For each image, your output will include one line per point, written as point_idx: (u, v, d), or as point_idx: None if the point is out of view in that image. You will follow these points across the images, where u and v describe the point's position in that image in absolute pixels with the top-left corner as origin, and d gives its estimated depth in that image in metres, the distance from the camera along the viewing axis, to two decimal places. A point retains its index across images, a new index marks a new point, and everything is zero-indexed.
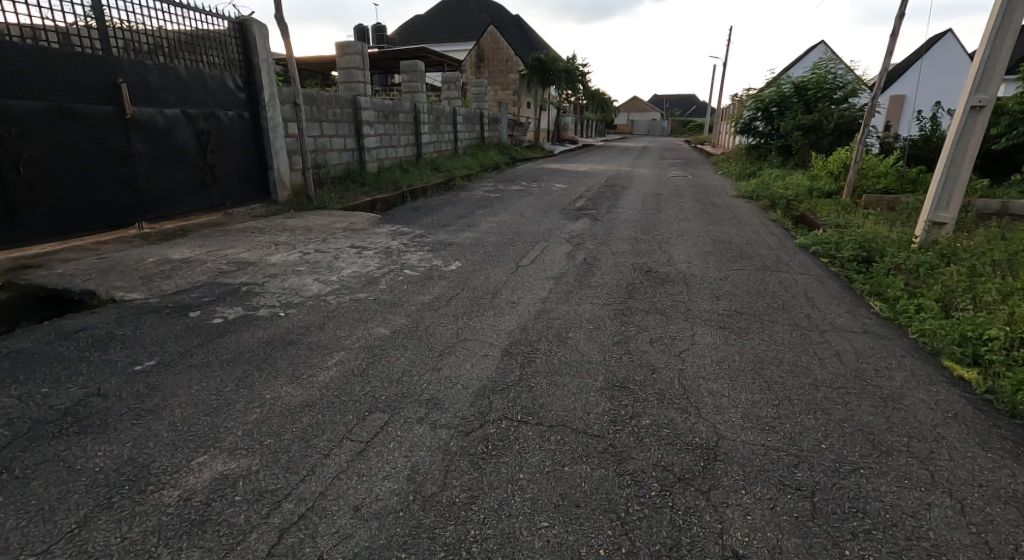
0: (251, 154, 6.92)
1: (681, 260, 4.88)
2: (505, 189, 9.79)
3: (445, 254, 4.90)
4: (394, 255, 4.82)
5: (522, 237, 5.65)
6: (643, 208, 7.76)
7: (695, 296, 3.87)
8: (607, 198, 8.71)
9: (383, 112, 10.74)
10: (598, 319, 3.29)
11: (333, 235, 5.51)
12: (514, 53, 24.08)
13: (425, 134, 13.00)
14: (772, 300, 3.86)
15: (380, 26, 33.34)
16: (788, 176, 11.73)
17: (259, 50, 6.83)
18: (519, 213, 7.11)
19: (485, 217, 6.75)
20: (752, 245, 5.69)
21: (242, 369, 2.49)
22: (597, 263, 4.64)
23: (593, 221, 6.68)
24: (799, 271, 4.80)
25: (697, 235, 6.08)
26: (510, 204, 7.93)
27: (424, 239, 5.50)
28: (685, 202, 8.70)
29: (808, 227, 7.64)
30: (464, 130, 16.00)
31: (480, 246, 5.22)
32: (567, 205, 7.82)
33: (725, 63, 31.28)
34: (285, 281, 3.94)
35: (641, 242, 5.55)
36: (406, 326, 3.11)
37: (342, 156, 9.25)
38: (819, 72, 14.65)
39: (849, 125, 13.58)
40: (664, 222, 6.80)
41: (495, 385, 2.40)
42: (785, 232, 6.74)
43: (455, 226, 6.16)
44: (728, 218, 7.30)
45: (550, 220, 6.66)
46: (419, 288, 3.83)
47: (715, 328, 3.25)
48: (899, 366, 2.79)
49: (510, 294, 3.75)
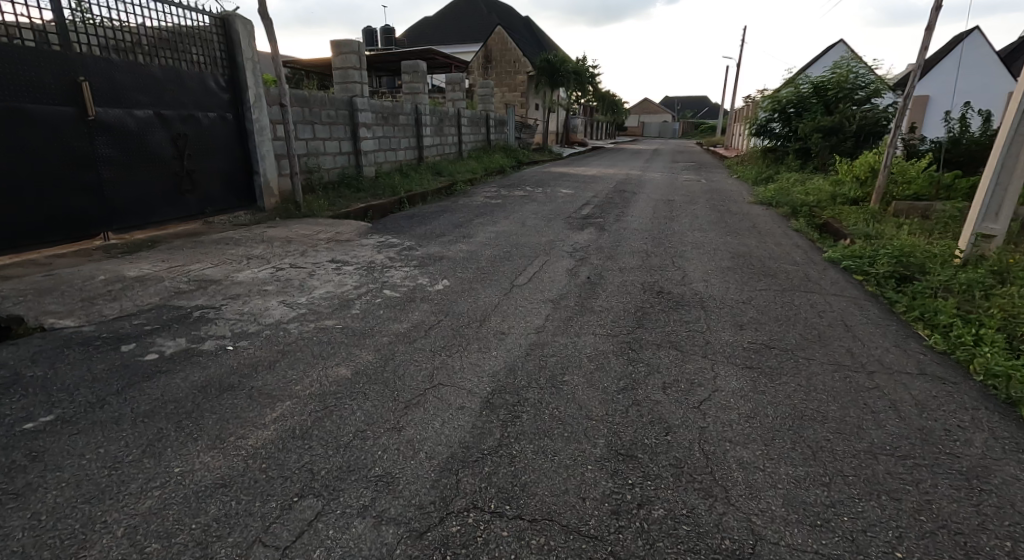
0: (234, 158, 6.50)
1: (695, 278, 4.35)
2: (508, 194, 9.33)
3: (435, 269, 4.45)
4: (378, 271, 4.36)
5: (521, 250, 5.18)
6: (655, 216, 7.24)
7: (714, 325, 3.35)
8: (615, 204, 8.19)
9: (383, 114, 10.31)
10: (600, 357, 2.79)
11: (314, 247, 5.06)
12: (522, 55, 23.61)
13: (428, 137, 12.57)
14: (803, 330, 3.33)
15: (387, 28, 33.02)
16: (809, 180, 11.18)
17: (244, 48, 6.41)
18: (520, 222, 6.66)
19: (483, 226, 6.30)
20: (775, 260, 5.15)
21: (156, 427, 2.00)
22: (601, 282, 4.13)
23: (599, 231, 6.19)
24: (830, 291, 4.28)
25: (713, 247, 5.55)
26: (513, 211, 7.48)
27: (414, 251, 5.05)
28: (700, 209, 8.15)
29: (834, 236, 7.10)
30: (468, 132, 15.56)
31: (474, 261, 4.76)
32: (572, 213, 7.33)
33: (738, 64, 30.59)
34: (248, 303, 3.48)
35: (651, 256, 5.04)
36: (372, 364, 2.63)
37: (337, 161, 8.83)
38: (840, 72, 13.99)
39: (872, 127, 12.95)
40: (676, 232, 6.27)
41: (467, 455, 1.91)
42: (808, 243, 6.19)
43: (450, 236, 5.71)
44: (745, 228, 6.76)
45: (553, 230, 6.18)
46: (397, 314, 3.36)
47: (740, 369, 2.74)
48: (972, 426, 2.27)
49: (500, 321, 3.26)
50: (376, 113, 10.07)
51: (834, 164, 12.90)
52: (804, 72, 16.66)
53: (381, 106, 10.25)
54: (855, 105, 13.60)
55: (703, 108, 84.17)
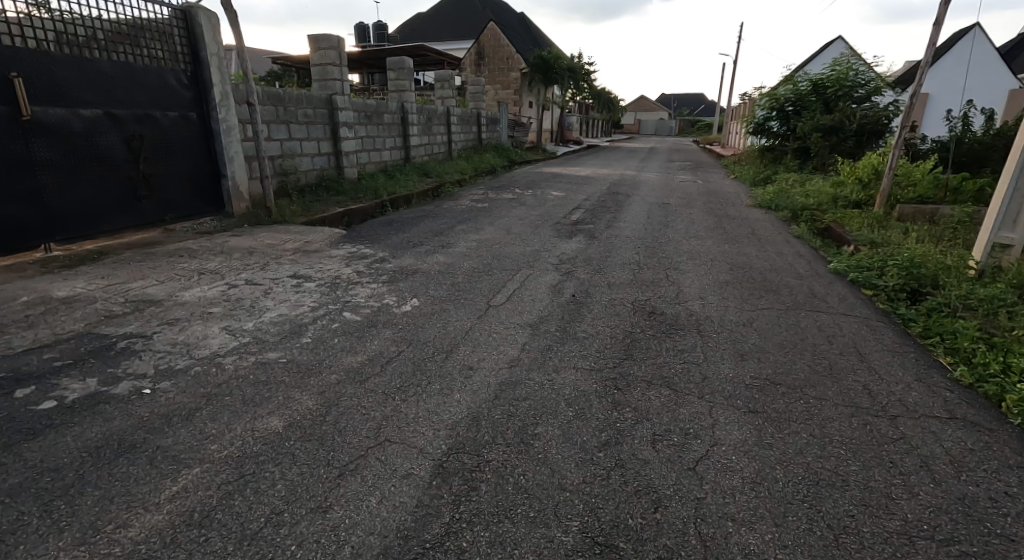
0: (199, 161, 6.09)
1: (691, 296, 3.98)
2: (496, 197, 8.94)
3: (405, 286, 4.05)
4: (342, 288, 3.96)
5: (503, 262, 4.79)
6: (649, 222, 6.86)
7: (710, 355, 2.98)
8: (607, 208, 7.82)
9: (366, 113, 9.90)
10: (579, 400, 2.41)
11: (277, 259, 4.66)
12: (515, 51, 23.16)
13: (415, 136, 12.14)
14: (811, 360, 2.96)
15: (380, 24, 32.51)
16: (809, 182, 10.84)
17: (208, 43, 6.00)
18: (506, 228, 6.27)
19: (465, 234, 5.91)
20: (776, 272, 4.79)
21: (16, 513, 1.61)
22: (587, 302, 3.75)
23: (588, 239, 5.81)
24: (837, 308, 3.91)
25: (710, 258, 5.18)
26: (499, 216, 7.09)
27: (386, 264, 4.66)
28: (696, 214, 7.78)
29: (836, 243, 6.77)
30: (459, 131, 15.15)
31: (450, 275, 4.37)
32: (561, 219, 6.95)
33: (735, 61, 30.24)
34: (187, 329, 3.08)
35: (643, 269, 4.68)
36: (312, 411, 2.24)
37: (315, 163, 8.42)
38: (839, 69, 13.65)
39: (872, 126, 12.61)
40: (670, 240, 5.89)
41: (402, 551, 1.54)
42: (811, 251, 5.83)
43: (428, 246, 5.31)
44: (744, 235, 6.38)
45: (540, 238, 5.79)
46: (354, 344, 2.97)
47: (741, 414, 2.36)
48: (1022, 493, 1.89)
49: (469, 352, 2.88)
50: (358, 112, 9.66)
51: (834, 165, 12.56)
52: (803, 69, 16.30)
53: (364, 105, 9.83)
54: (855, 104, 13.26)
55: (700, 105, 83.80)
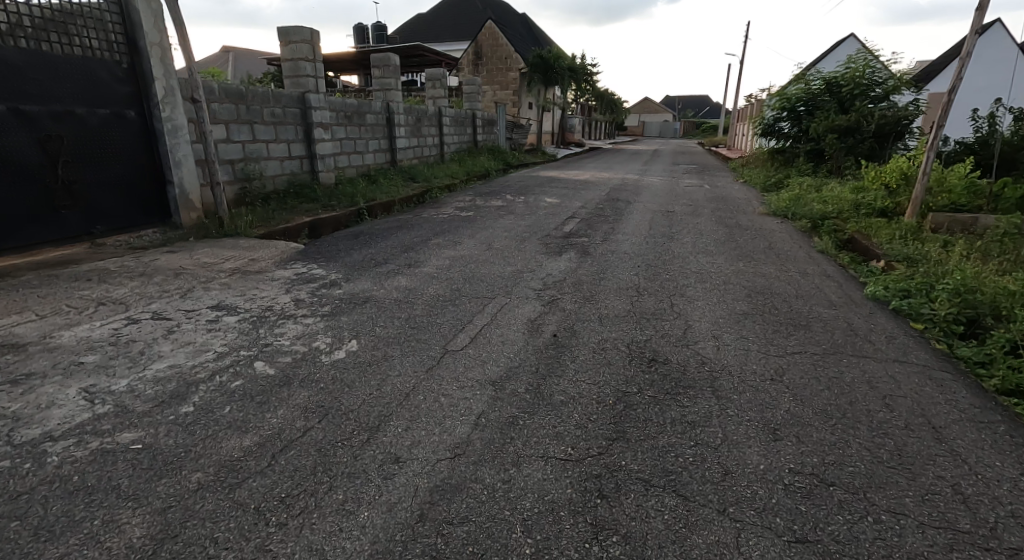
0: (139, 165, 5.39)
1: (701, 337, 3.20)
2: (484, 205, 8.21)
3: (347, 321, 3.29)
4: (267, 325, 3.19)
5: (476, 287, 4.03)
6: (650, 234, 6.11)
7: (732, 434, 2.21)
8: (604, 218, 7.07)
9: (344, 113, 9.19)
10: (543, 525, 1.65)
11: (207, 283, 3.91)
12: (513, 51, 22.42)
13: (402, 138, 11.42)
14: (866, 441, 2.19)
15: (379, 24, 31.80)
16: (827, 187, 10.13)
17: (148, 31, 5.29)
18: (486, 243, 5.52)
19: (438, 251, 5.15)
20: (801, 299, 4.00)
21: None
22: (570, 346, 2.98)
23: (580, 256, 5.04)
24: (883, 350, 3.14)
25: (724, 281, 4.41)
26: (482, 228, 6.33)
27: (332, 291, 3.89)
28: (704, 224, 7.01)
29: (863, 259, 6.00)
30: (451, 133, 14.43)
31: (407, 306, 3.60)
32: (552, 230, 6.20)
33: (740, 62, 29.50)
34: (32, 390, 2.31)
35: (643, 297, 3.91)
36: (132, 552, 1.48)
37: (283, 168, 7.70)
38: (855, 65, 12.86)
39: (892, 127, 11.81)
40: (676, 258, 5.11)
41: None
42: (838, 270, 5.05)
43: (391, 267, 4.55)
44: (760, 250, 5.60)
45: (522, 255, 5.02)
46: (248, 414, 2.20)
47: (784, 548, 1.61)
48: None
49: (401, 431, 2.11)
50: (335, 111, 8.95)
51: (851, 168, 11.80)
52: (813, 67, 15.52)
53: (342, 104, 9.12)
54: (873, 103, 12.47)
55: (705, 106, 83.04)
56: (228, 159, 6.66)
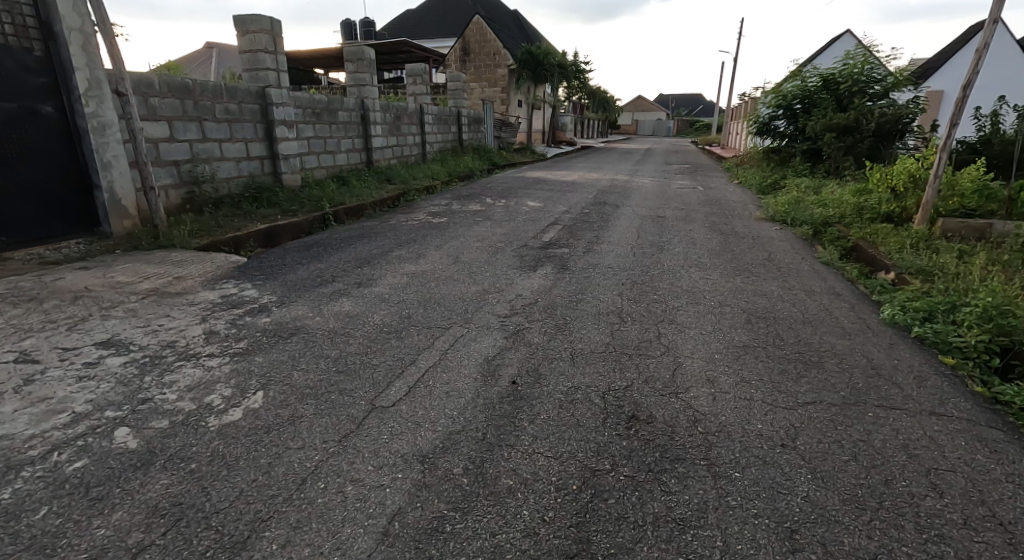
0: (55, 167, 4.82)
1: (692, 381, 2.63)
2: (460, 209, 7.62)
3: (261, 362, 2.69)
4: (159, 369, 2.59)
5: (428, 313, 3.44)
6: (637, 244, 5.54)
7: (734, 541, 1.64)
8: (589, 225, 6.49)
9: (311, 109, 8.56)
10: None
11: (109, 311, 3.31)
12: (502, 47, 21.76)
13: (378, 137, 10.79)
14: (914, 550, 1.63)
15: (368, 20, 31.09)
16: (826, 189, 9.63)
17: (65, 14, 4.69)
18: (453, 255, 4.93)
19: (396, 266, 4.55)
20: (808, 326, 3.44)
21: None
22: (529, 397, 2.40)
23: (557, 272, 4.46)
24: (913, 397, 2.57)
25: (720, 303, 3.85)
26: (453, 236, 5.74)
27: (257, 319, 3.29)
28: (698, 232, 6.45)
29: (870, 271, 5.47)
30: (434, 131, 13.81)
31: (341, 339, 3.00)
32: (530, 239, 5.62)
33: (735, 59, 28.98)
34: None
35: (626, 325, 3.33)
36: None
37: (239, 169, 7.08)
38: (853, 61, 12.34)
39: (892, 125, 11.31)
40: (667, 274, 4.55)
41: None
42: (847, 285, 4.50)
43: (336, 287, 3.95)
44: (758, 263, 5.05)
45: (491, 270, 4.44)
46: (69, 518, 1.60)
47: None
48: None
49: (275, 549, 1.53)
50: (300, 108, 8.32)
51: (850, 168, 11.29)
52: (809, 64, 15.01)
53: (309, 100, 8.50)
54: (872, 100, 11.97)
55: (698, 104, 82.66)
56: (171, 160, 6.03)
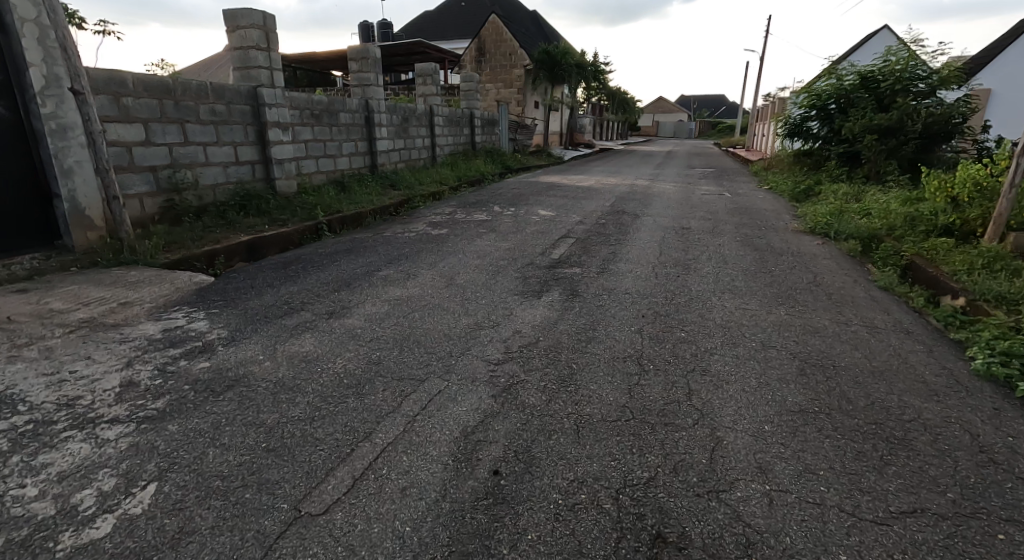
0: (6, 175, 4.32)
1: (737, 472, 1.97)
2: (464, 218, 7.01)
3: (171, 432, 2.07)
4: (37, 443, 1.98)
5: (404, 356, 2.82)
6: (659, 264, 4.86)
7: None
8: (606, 238, 5.83)
9: (308, 111, 8.07)
10: None
11: (19, 351, 2.73)
12: (519, 46, 21.08)
13: (383, 140, 10.26)
14: None
15: (386, 22, 30.81)
16: (867, 198, 8.83)
17: (17, 4, 4.14)
18: (448, 277, 4.32)
19: (380, 290, 3.95)
20: (878, 380, 2.73)
21: None
22: (514, 502, 1.77)
23: (565, 300, 3.81)
24: None
25: (762, 345, 3.15)
26: (452, 252, 5.15)
27: (194, 363, 2.68)
28: (728, 248, 5.73)
29: (933, 296, 4.70)
30: (445, 134, 13.25)
31: (286, 394, 2.39)
32: (537, 257, 4.98)
33: (761, 58, 27.96)
34: None
35: (647, 379, 2.66)
36: None
37: (226, 174, 6.55)
38: (895, 58, 11.43)
39: (940, 127, 10.41)
40: (696, 303, 3.85)
41: None
42: (913, 318, 3.76)
43: (303, 318, 3.36)
44: (802, 288, 4.33)
45: (488, 298, 3.81)
46: None
47: None
48: None
49: None
50: (296, 109, 7.82)
51: (892, 173, 10.42)
52: (844, 61, 14.09)
53: (306, 101, 7.99)
54: (916, 100, 11.06)
55: (721, 106, 81.12)
56: (148, 166, 5.50)
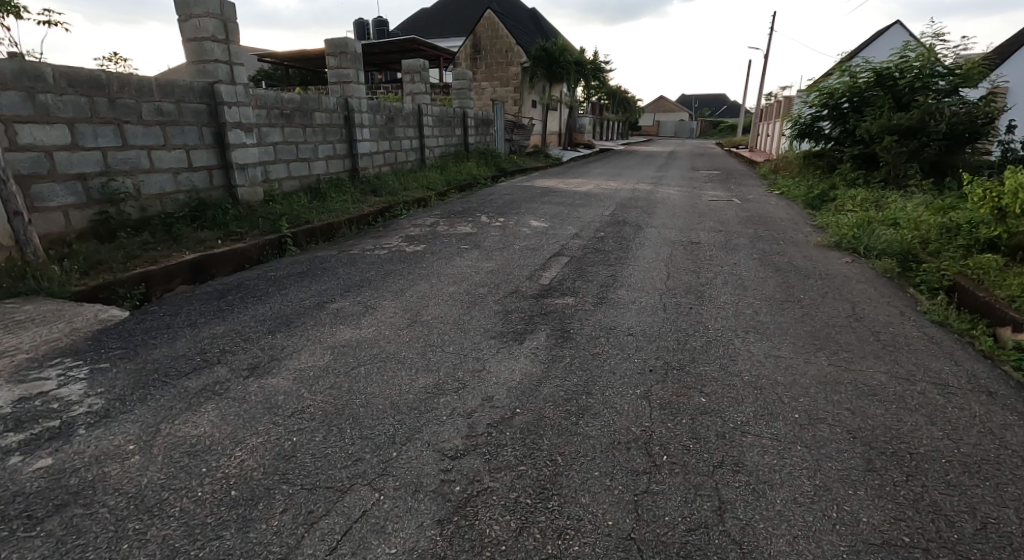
0: None
1: None
2: (447, 231, 6.28)
3: None
4: None
5: (328, 443, 2.08)
6: (666, 291, 4.15)
7: None
8: (605, 257, 5.09)
9: (276, 110, 7.32)
10: None
11: None
12: (515, 43, 20.34)
13: (366, 142, 9.52)
14: None
15: (381, 19, 30.10)
16: (889, 205, 8.11)
17: None
18: (413, 313, 3.58)
19: (324, 331, 3.21)
20: (978, 479, 1.99)
21: None
22: None
23: (553, 346, 3.07)
24: None
25: (808, 418, 2.41)
26: (425, 276, 4.42)
27: (30, 459, 1.94)
28: (746, 268, 5.00)
29: (987, 325, 3.93)
30: (435, 135, 12.52)
31: (136, 523, 1.65)
32: (525, 283, 4.25)
33: (766, 56, 27.26)
34: None
35: (660, 483, 1.93)
36: None
37: (177, 182, 5.80)
38: (913, 53, 10.69)
39: (965, 128, 9.67)
40: (714, 352, 3.12)
41: None
42: (986, 368, 3.02)
43: (214, 376, 2.60)
44: (840, 325, 3.60)
45: (457, 344, 3.07)
46: None
47: None
48: None
49: None
50: (262, 108, 7.07)
51: (914, 177, 9.68)
52: (856, 57, 13.34)
53: (273, 99, 7.25)
54: (936, 98, 10.30)
55: (722, 106, 80.35)
56: (75, 173, 4.75)
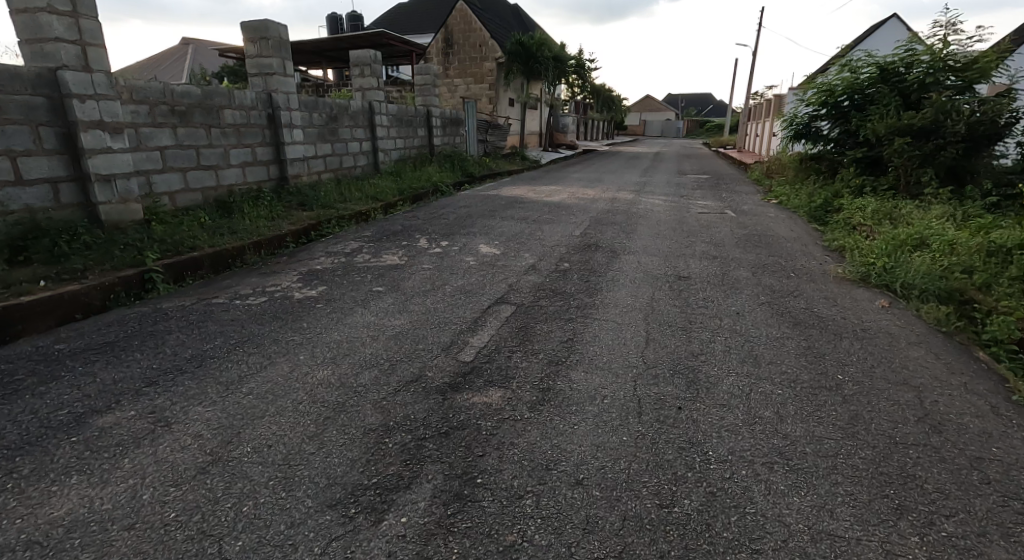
0: None
1: None
2: (366, 261, 4.88)
3: None
4: None
5: None
6: (642, 374, 2.81)
7: None
8: (563, 306, 3.75)
9: (164, 105, 5.88)
10: None
11: None
12: (489, 36, 18.92)
13: (298, 144, 8.06)
14: None
15: (355, 13, 28.61)
16: (907, 218, 6.87)
17: None
18: (224, 436, 2.16)
19: (28, 494, 1.79)
20: None
21: None
22: None
23: (436, 531, 1.72)
24: None
25: None
26: (295, 349, 3.03)
27: None
28: (753, 320, 3.68)
29: None
30: (393, 135, 11.10)
31: None
32: (436, 361, 2.89)
33: (755, 52, 26.04)
34: None
35: None
36: None
37: None
38: (921, 46, 9.48)
39: (985, 129, 8.43)
40: (723, 532, 1.77)
41: None
42: None
43: None
44: (910, 444, 2.28)
45: (254, 534, 1.68)
46: None
47: None
48: None
49: None
50: (143, 103, 5.65)
51: (930, 184, 8.47)
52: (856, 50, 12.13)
53: (159, 92, 5.81)
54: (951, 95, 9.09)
55: (709, 106, 79.45)
56: None
